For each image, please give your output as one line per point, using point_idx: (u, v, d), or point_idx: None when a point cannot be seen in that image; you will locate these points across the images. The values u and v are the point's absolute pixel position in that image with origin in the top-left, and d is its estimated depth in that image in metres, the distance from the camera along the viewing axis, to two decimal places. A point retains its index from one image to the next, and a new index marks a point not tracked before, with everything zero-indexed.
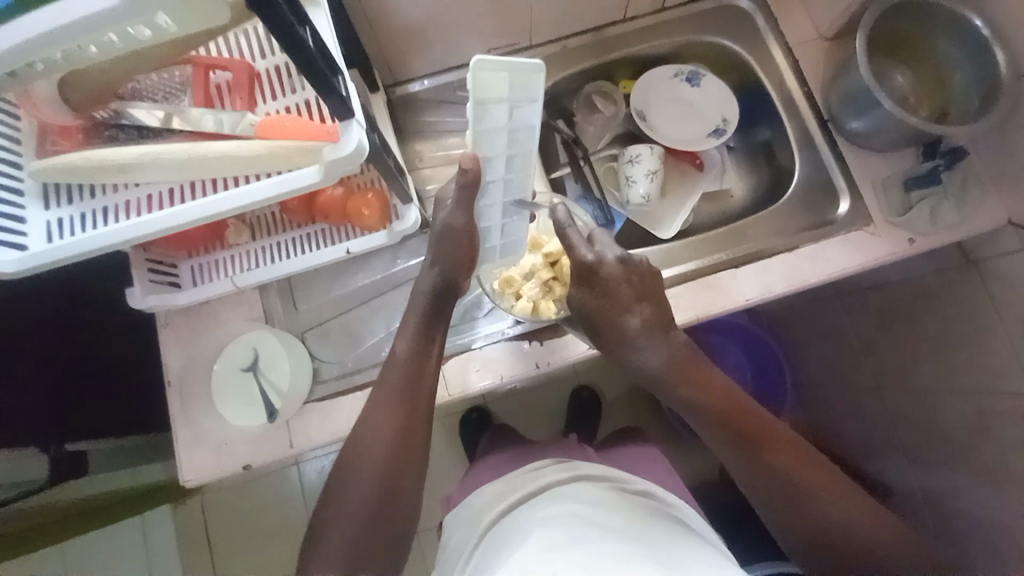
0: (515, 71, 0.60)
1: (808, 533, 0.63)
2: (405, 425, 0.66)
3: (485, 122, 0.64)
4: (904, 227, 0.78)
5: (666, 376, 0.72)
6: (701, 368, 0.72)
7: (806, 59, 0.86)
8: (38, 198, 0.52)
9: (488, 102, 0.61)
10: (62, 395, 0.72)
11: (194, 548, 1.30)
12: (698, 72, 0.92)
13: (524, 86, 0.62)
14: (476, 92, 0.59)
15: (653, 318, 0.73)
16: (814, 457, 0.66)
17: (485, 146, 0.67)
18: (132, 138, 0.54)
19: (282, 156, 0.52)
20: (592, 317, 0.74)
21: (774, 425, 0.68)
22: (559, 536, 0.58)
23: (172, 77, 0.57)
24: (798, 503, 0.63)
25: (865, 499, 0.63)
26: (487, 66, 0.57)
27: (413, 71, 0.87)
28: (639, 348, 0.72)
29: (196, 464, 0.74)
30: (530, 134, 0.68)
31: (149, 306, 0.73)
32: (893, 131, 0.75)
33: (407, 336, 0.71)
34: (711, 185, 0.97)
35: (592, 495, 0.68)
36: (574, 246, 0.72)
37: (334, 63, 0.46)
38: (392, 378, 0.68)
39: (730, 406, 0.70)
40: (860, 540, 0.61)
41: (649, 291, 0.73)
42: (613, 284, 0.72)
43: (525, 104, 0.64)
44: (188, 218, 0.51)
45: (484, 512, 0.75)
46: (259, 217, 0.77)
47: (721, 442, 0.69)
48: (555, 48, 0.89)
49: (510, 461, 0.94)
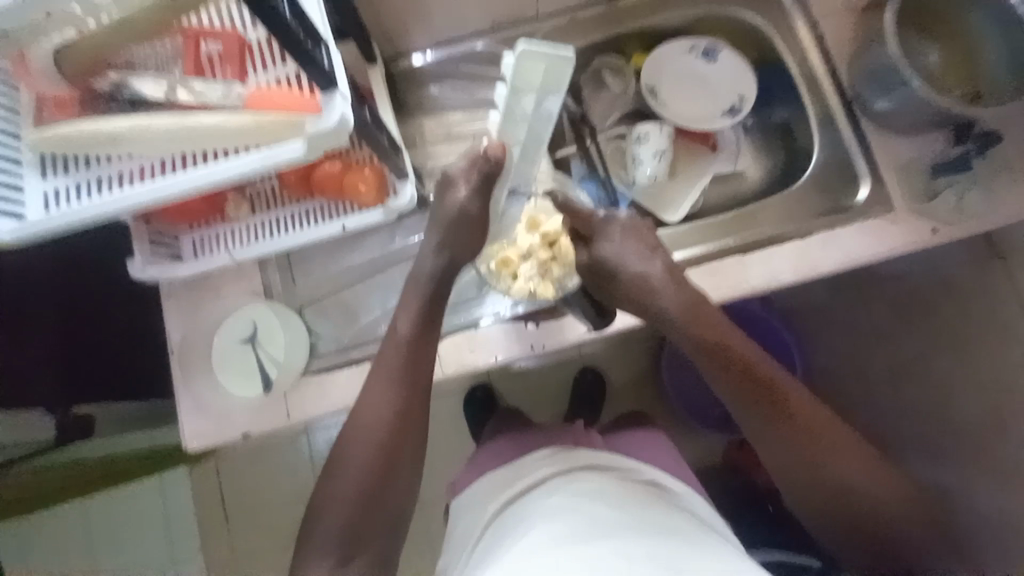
0: (551, 62, 0.74)
1: (814, 492, 0.63)
2: (400, 413, 0.66)
3: (516, 108, 0.78)
4: (927, 216, 0.73)
5: (679, 328, 0.68)
6: (717, 321, 0.68)
7: (833, 33, 0.80)
8: (36, 167, 0.53)
9: (522, 90, 0.76)
10: (67, 360, 0.74)
11: (209, 509, 1.36)
12: (715, 46, 0.87)
13: (554, 79, 0.76)
14: (514, 76, 0.75)
15: (671, 273, 0.70)
16: (829, 416, 0.64)
17: (511, 135, 0.80)
18: (125, 110, 0.53)
19: (268, 129, 0.51)
20: (604, 277, 0.73)
21: (791, 383, 0.65)
22: (557, 530, 0.59)
23: (163, 48, 0.55)
24: (810, 467, 0.62)
25: (874, 459, 0.62)
26: (529, 52, 0.73)
27: (415, 42, 0.84)
28: (656, 301, 0.69)
29: (198, 431, 0.76)
30: (548, 123, 0.79)
31: (150, 277, 0.73)
32: (922, 110, 0.70)
33: (406, 320, 0.70)
34: (724, 165, 0.91)
35: (597, 486, 0.67)
36: (578, 206, 0.78)
37: (318, 33, 0.45)
38: (392, 359, 0.68)
39: (755, 369, 0.65)
40: (860, 496, 0.61)
41: (663, 244, 0.74)
42: (621, 234, 0.74)
43: (553, 94, 0.76)
44: (173, 191, 0.51)
45: (489, 500, 0.76)
46: (258, 191, 0.76)
47: (740, 400, 0.65)
48: (564, 19, 0.85)
49: (512, 445, 0.94)
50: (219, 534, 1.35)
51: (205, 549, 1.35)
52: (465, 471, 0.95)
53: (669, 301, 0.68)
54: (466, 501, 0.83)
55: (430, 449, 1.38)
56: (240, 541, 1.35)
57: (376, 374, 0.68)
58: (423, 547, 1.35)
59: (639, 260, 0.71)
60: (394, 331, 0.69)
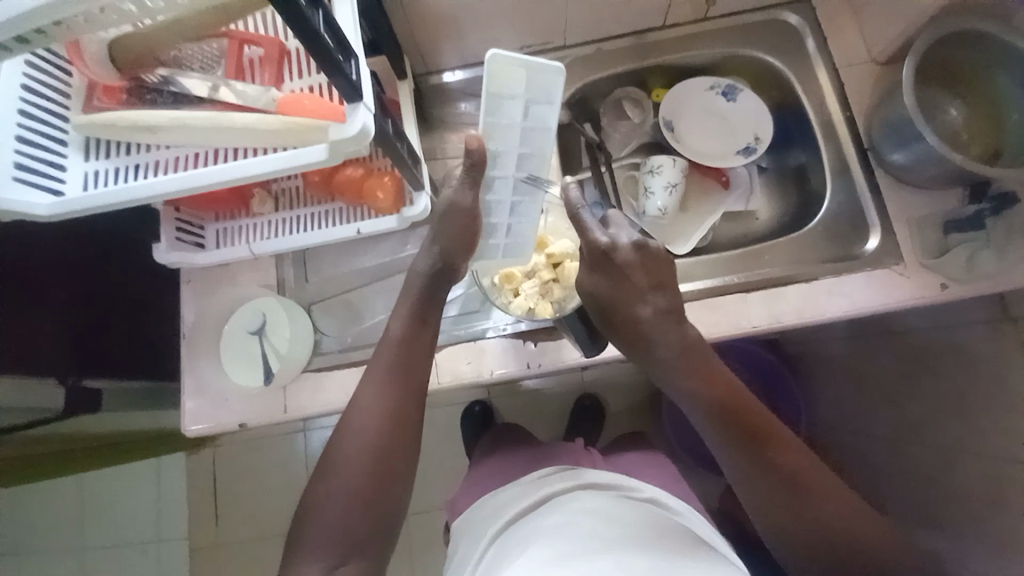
0: (531, 69, 0.70)
1: (804, 539, 0.60)
2: (397, 411, 0.68)
3: (499, 115, 0.72)
4: (935, 271, 0.72)
5: (672, 364, 0.70)
6: (706, 359, 0.70)
7: (853, 83, 0.81)
8: (80, 149, 0.57)
9: (502, 95, 0.71)
10: (87, 334, 0.77)
11: (201, 494, 1.38)
12: (735, 87, 0.88)
13: (539, 87, 0.72)
14: (489, 80, 0.69)
15: (671, 308, 0.71)
16: (813, 460, 0.63)
17: (497, 139, 0.74)
18: (167, 102, 0.57)
19: (295, 132, 0.54)
20: (608, 307, 0.74)
21: (776, 425, 0.65)
22: (554, 549, 0.59)
23: (210, 49, 0.60)
24: (794, 505, 0.61)
25: (862, 507, 0.61)
26: (501, 61, 0.68)
27: (445, 61, 0.88)
28: (653, 337, 0.71)
29: (199, 415, 0.78)
30: (545, 134, 0.75)
31: (171, 261, 0.77)
32: (938, 167, 0.70)
33: (400, 321, 0.72)
34: (735, 205, 0.92)
35: (593, 505, 0.67)
36: (588, 229, 0.73)
37: (349, 47, 0.48)
38: (385, 356, 0.70)
39: (738, 406, 0.67)
40: (851, 542, 0.58)
41: (665, 280, 0.72)
42: (631, 269, 0.71)
43: (542, 103, 0.73)
44: (200, 182, 0.54)
45: (490, 521, 0.75)
46: (283, 189, 0.80)
47: (726, 438, 0.65)
48: (590, 50, 0.88)
49: (512, 461, 0.94)
50: (207, 521, 1.37)
51: (193, 535, 1.36)
52: (462, 491, 0.95)
53: (662, 338, 0.70)
54: (467, 521, 0.84)
55: (423, 459, 1.38)
56: (227, 531, 1.36)
57: (376, 363, 0.70)
58: (407, 558, 1.34)
59: (638, 295, 0.72)
60: (387, 333, 0.72)
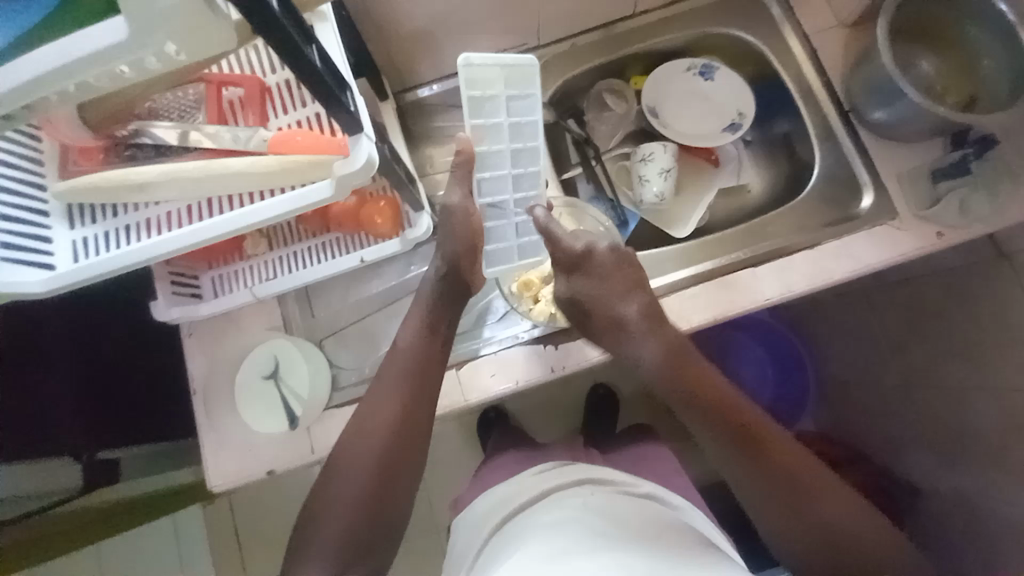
0: (505, 67, 0.74)
1: (809, 540, 0.60)
2: (403, 438, 0.66)
3: (485, 114, 0.75)
4: (932, 220, 0.74)
5: (662, 368, 0.71)
6: (696, 364, 0.71)
7: (826, 48, 0.83)
8: (64, 218, 0.54)
9: (484, 93, 0.74)
10: (96, 407, 0.74)
11: (224, 544, 1.34)
12: (710, 65, 0.90)
13: (517, 82, 0.76)
14: (468, 82, 0.73)
15: (647, 313, 0.73)
16: (809, 459, 0.64)
17: (486, 137, 0.76)
18: (151, 156, 0.55)
19: (296, 171, 0.53)
20: (589, 308, 0.76)
21: (771, 427, 0.66)
22: (554, 545, 0.58)
23: (185, 96, 0.57)
24: (796, 505, 0.61)
25: (859, 504, 0.62)
26: (476, 64, 0.72)
27: (422, 76, 0.87)
28: (633, 343, 0.73)
29: (221, 469, 0.76)
30: (533, 126, 0.78)
31: (173, 317, 0.74)
32: (918, 121, 0.72)
33: (405, 337, 0.71)
34: (727, 181, 0.94)
35: (597, 502, 0.67)
36: (561, 240, 0.75)
37: (342, 78, 0.46)
38: (397, 365, 0.69)
39: (730, 407, 0.68)
40: (855, 541, 0.59)
41: (641, 282, 0.75)
42: (608, 272, 0.75)
43: (524, 96, 0.77)
44: (202, 237, 0.52)
45: (492, 512, 0.75)
46: (277, 228, 0.78)
47: (724, 443, 0.66)
48: (565, 46, 0.88)
49: (525, 458, 0.94)
50: (233, 569, 1.33)
51: None
52: (469, 487, 0.94)
53: (643, 344, 0.72)
54: (466, 519, 0.81)
55: (447, 473, 1.37)
56: None
57: (382, 386, 0.69)
58: None
59: (619, 297, 0.74)
60: (399, 343, 0.71)
